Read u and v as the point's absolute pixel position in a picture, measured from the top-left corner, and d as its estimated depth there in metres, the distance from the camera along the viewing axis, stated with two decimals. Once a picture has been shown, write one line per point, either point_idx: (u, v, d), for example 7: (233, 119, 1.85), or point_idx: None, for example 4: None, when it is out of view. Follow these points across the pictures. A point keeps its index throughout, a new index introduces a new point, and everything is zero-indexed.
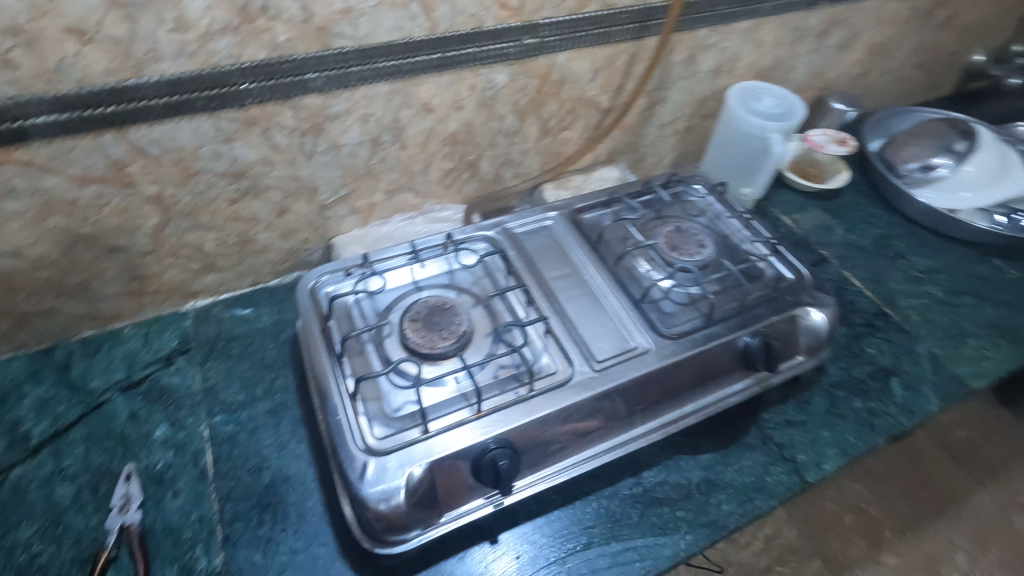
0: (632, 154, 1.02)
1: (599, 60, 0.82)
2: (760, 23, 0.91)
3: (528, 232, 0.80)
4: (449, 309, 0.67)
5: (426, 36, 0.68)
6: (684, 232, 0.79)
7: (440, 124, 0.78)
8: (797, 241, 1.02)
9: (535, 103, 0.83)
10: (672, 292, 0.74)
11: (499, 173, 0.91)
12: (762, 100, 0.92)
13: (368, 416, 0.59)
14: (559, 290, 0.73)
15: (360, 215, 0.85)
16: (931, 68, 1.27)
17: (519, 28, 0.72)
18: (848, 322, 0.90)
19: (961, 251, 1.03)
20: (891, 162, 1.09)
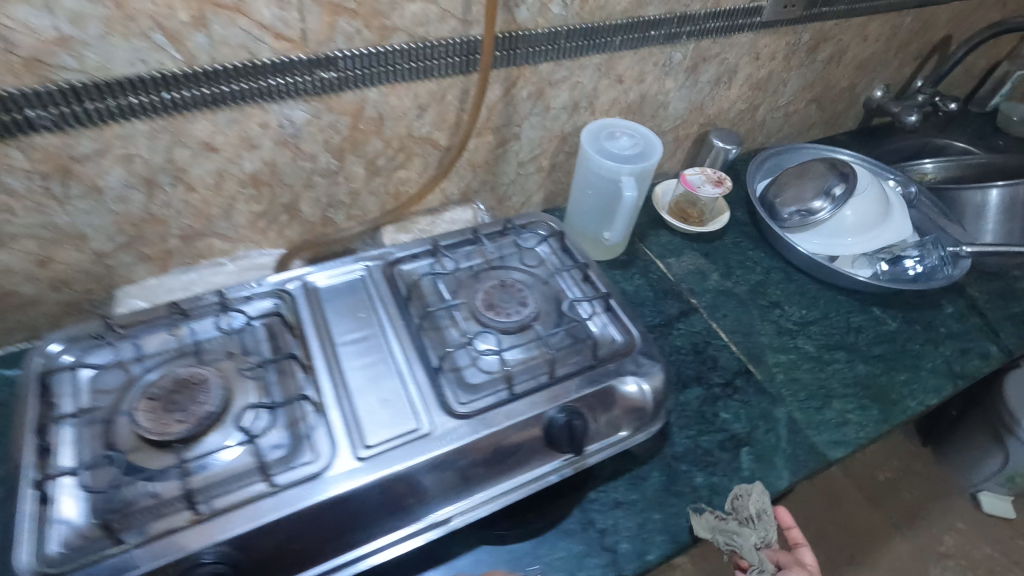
0: (491, 193, 0.95)
1: (422, 95, 0.74)
2: (615, 57, 0.85)
3: (333, 286, 0.71)
4: (199, 385, 0.58)
5: (183, 69, 0.59)
6: (507, 289, 0.71)
7: (232, 165, 0.69)
8: (666, 289, 0.95)
9: (353, 142, 0.75)
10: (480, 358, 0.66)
11: (326, 215, 0.82)
12: (618, 139, 0.85)
13: (60, 525, 0.50)
14: (348, 358, 0.64)
15: (154, 263, 0.75)
16: (827, 104, 1.22)
17: (307, 62, 0.64)
18: (705, 382, 0.83)
19: (839, 300, 0.97)
20: (773, 204, 1.03)
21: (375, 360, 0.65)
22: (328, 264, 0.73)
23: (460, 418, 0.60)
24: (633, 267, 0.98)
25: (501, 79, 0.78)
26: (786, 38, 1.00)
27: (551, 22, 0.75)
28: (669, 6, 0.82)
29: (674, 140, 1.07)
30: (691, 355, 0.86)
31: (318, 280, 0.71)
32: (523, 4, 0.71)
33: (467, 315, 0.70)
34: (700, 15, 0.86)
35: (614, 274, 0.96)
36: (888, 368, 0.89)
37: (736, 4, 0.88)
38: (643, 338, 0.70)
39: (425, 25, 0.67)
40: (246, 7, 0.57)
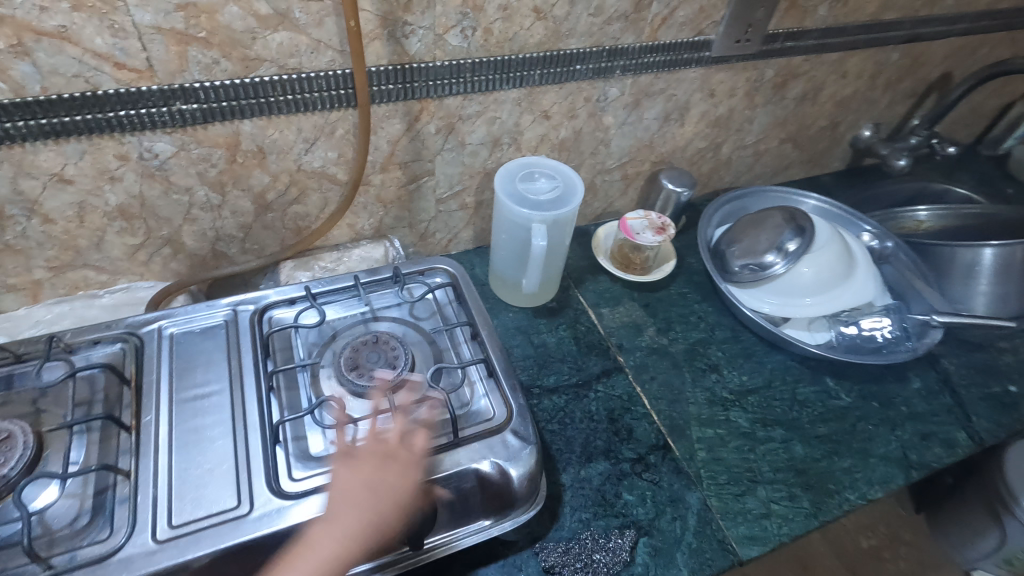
0: (409, 229, 0.89)
1: (307, 129, 0.69)
2: (536, 92, 0.77)
3: (193, 332, 0.66)
4: (1, 444, 0.53)
5: (11, 99, 0.54)
6: (379, 347, 0.65)
7: (93, 197, 0.65)
8: (593, 343, 0.87)
9: (233, 175, 0.70)
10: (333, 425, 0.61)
11: (216, 249, 0.77)
12: (535, 180, 0.78)
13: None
14: (183, 416, 0.58)
15: (23, 293, 0.71)
16: (804, 143, 1.12)
17: (160, 92, 0.59)
18: (614, 456, 0.74)
19: (789, 366, 0.88)
20: (723, 255, 0.94)
21: (213, 420, 0.59)
22: (193, 307, 0.67)
23: (285, 498, 0.53)
24: (561, 316, 0.90)
25: (400, 112, 0.72)
26: (745, 73, 0.91)
27: (451, 54, 0.69)
28: (594, 39, 0.75)
29: (622, 178, 0.98)
30: (605, 422, 0.78)
31: (177, 325, 0.66)
32: (414, 34, 0.65)
33: (330, 376, 0.64)
34: (635, 49, 0.78)
35: (537, 323, 0.88)
36: (830, 451, 0.78)
37: (678, 38, 0.80)
38: (521, 413, 0.62)
39: (296, 56, 0.62)
40: (74, 34, 0.53)
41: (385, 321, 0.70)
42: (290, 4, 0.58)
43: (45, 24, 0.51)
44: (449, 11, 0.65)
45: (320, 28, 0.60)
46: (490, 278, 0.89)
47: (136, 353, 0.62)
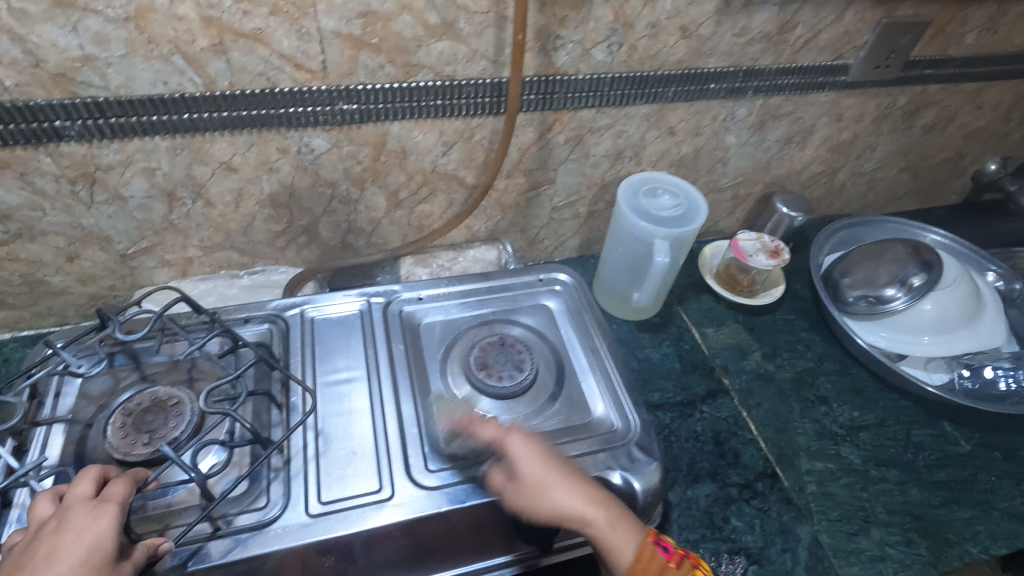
0: (520, 235, 0.91)
1: (448, 133, 0.71)
2: (666, 108, 0.78)
3: (331, 319, 0.70)
4: (173, 409, 0.58)
5: (202, 92, 0.59)
6: (505, 349, 0.67)
7: (251, 185, 0.70)
8: (697, 363, 0.86)
9: (374, 173, 0.73)
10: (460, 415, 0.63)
11: (345, 241, 0.81)
12: (658, 197, 0.78)
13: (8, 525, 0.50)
14: (327, 399, 0.62)
15: (175, 268, 0.77)
16: (924, 174, 1.08)
17: (327, 93, 0.63)
18: (721, 479, 0.74)
19: (903, 406, 0.84)
20: (838, 285, 0.91)
21: (355, 406, 0.62)
22: (332, 295, 0.71)
23: (425, 488, 0.56)
24: (664, 332, 0.90)
25: (535, 122, 0.74)
26: (878, 99, 0.88)
27: (593, 68, 0.70)
28: (733, 59, 0.74)
29: (733, 198, 0.97)
30: (710, 444, 0.77)
31: (317, 311, 0.70)
32: (562, 48, 0.66)
33: (459, 376, 0.66)
34: (771, 70, 0.77)
35: (641, 338, 0.88)
36: (949, 499, 0.75)
37: (816, 61, 0.78)
38: (644, 428, 0.63)
39: (453, 64, 0.64)
40: (266, 36, 0.57)
41: (506, 324, 0.72)
42: (457, 15, 0.60)
43: (244, 26, 0.55)
44: (600, 27, 0.66)
45: (479, 38, 0.63)
46: (595, 287, 0.90)
47: (282, 335, 0.67)
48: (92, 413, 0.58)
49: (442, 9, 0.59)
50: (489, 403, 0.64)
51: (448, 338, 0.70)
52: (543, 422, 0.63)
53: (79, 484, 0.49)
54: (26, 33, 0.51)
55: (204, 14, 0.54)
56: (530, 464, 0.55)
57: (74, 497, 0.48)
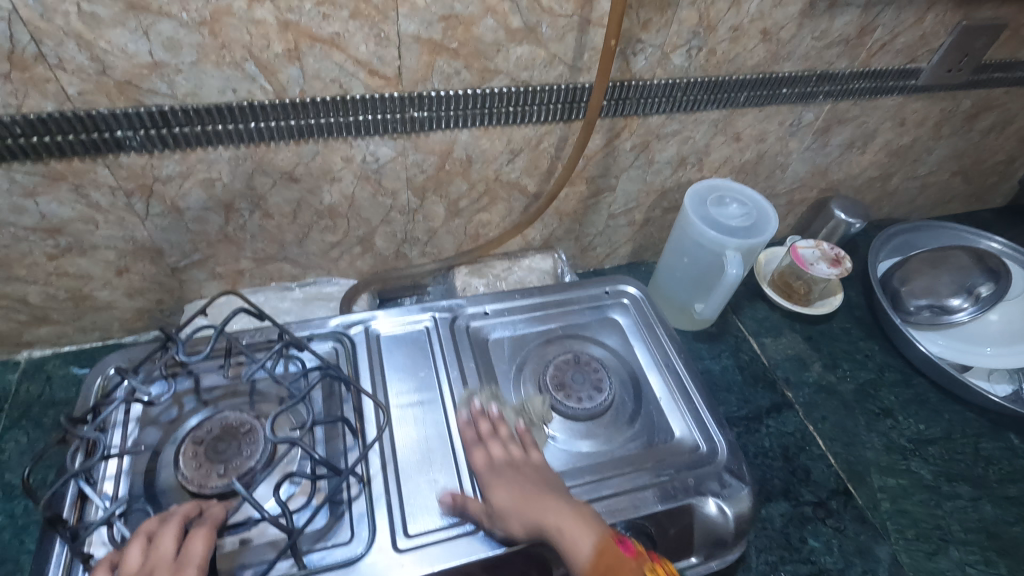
0: (574, 242, 0.88)
1: (516, 141, 0.68)
2: (736, 113, 0.75)
3: (395, 336, 0.66)
4: (245, 436, 0.55)
5: (271, 100, 0.56)
6: (581, 367, 0.65)
7: (311, 195, 0.66)
8: (758, 375, 0.84)
9: (437, 182, 0.70)
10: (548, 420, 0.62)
11: (400, 251, 0.78)
12: (727, 206, 0.76)
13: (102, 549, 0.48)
14: (402, 422, 0.59)
15: (225, 281, 0.74)
16: (975, 178, 1.06)
17: (399, 100, 0.59)
18: (794, 497, 0.72)
19: (969, 418, 0.83)
20: (897, 293, 0.89)
21: (431, 429, 0.59)
22: (395, 310, 0.68)
23: None
24: (722, 343, 0.87)
25: (604, 128, 0.71)
26: (943, 103, 0.85)
27: (669, 73, 0.67)
28: (809, 63, 0.72)
29: (788, 203, 0.95)
30: (780, 461, 0.75)
31: (382, 327, 0.67)
32: (641, 52, 0.64)
33: (533, 395, 0.64)
34: (844, 74, 0.75)
35: (699, 348, 0.86)
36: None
37: (889, 65, 0.76)
38: (731, 450, 0.61)
39: (530, 69, 0.61)
40: (343, 42, 0.53)
41: (576, 340, 0.69)
42: (541, 18, 0.57)
43: (322, 31, 0.52)
44: (682, 30, 0.63)
45: (560, 43, 0.59)
46: (651, 294, 0.87)
47: (349, 354, 0.64)
48: (159, 439, 0.55)
49: (526, 12, 0.56)
50: (568, 424, 0.62)
51: (518, 355, 0.68)
52: (625, 444, 0.61)
53: (163, 538, 0.46)
54: (95, 38, 0.47)
55: (282, 18, 0.50)
56: (503, 492, 0.53)
57: (157, 557, 0.45)
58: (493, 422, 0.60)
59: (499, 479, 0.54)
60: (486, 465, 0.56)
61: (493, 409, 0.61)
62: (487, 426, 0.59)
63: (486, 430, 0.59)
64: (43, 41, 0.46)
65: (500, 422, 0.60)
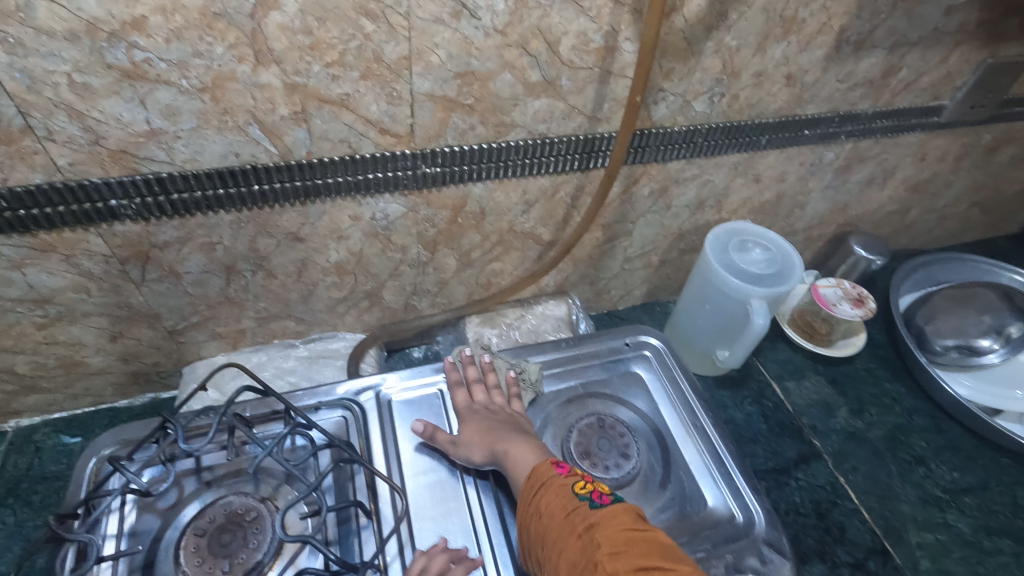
0: (589, 286, 0.84)
1: (531, 192, 0.65)
2: (757, 156, 0.72)
3: (409, 401, 0.63)
4: (252, 525, 0.51)
5: (276, 162, 0.52)
6: (607, 433, 0.63)
7: (317, 254, 0.63)
8: (783, 423, 0.81)
9: (448, 235, 0.67)
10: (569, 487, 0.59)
11: (409, 303, 0.75)
12: (749, 251, 0.72)
13: None
14: (419, 501, 0.56)
15: (226, 341, 0.70)
16: (992, 207, 1.04)
17: (411, 156, 0.56)
18: (830, 559, 0.68)
19: (1005, 466, 0.79)
20: (922, 331, 0.86)
21: (452, 507, 0.56)
22: (407, 372, 0.65)
23: None
24: (744, 389, 0.84)
25: (622, 175, 0.68)
26: (964, 138, 0.83)
27: (691, 120, 0.64)
28: (833, 104, 0.69)
29: (806, 239, 0.92)
30: (813, 518, 0.71)
31: (393, 391, 0.63)
32: (663, 100, 0.61)
33: (557, 462, 0.61)
34: (867, 114, 0.72)
35: (721, 396, 0.83)
36: None
37: (913, 103, 0.73)
38: (769, 521, 0.58)
39: (548, 121, 0.58)
40: (353, 102, 0.50)
41: (598, 399, 0.66)
42: (561, 71, 0.54)
43: (331, 92, 0.49)
44: (706, 78, 0.60)
45: (579, 95, 0.57)
46: (671, 339, 0.83)
47: (360, 424, 0.60)
48: (159, 527, 0.51)
49: (545, 66, 0.53)
50: None
51: (537, 416, 0.65)
52: (656, 516, 0.58)
53: None
54: (88, 108, 0.44)
55: (289, 81, 0.47)
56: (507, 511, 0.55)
57: None
58: (483, 370, 0.65)
59: (472, 415, 0.60)
60: (466, 404, 0.61)
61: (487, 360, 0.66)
62: (475, 372, 0.64)
63: (473, 375, 0.64)
64: (31, 113, 0.43)
65: (489, 370, 0.65)
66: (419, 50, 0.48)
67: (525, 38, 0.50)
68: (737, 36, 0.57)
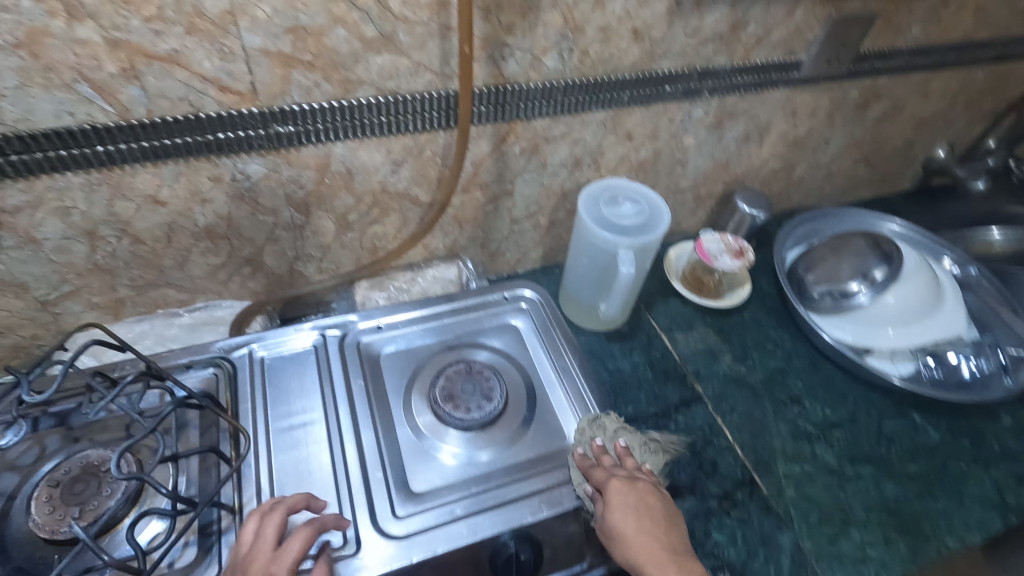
0: (481, 249, 0.86)
1: (396, 151, 0.67)
2: (621, 113, 0.75)
3: (282, 357, 0.64)
4: (106, 474, 0.52)
5: (116, 122, 0.53)
6: (473, 378, 0.64)
7: (183, 218, 0.64)
8: (668, 371, 0.84)
9: (319, 196, 0.68)
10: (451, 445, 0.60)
11: (294, 268, 0.76)
12: (620, 205, 0.76)
13: None
14: (281, 446, 0.58)
15: (105, 311, 0.70)
16: (878, 163, 1.08)
17: (259, 115, 0.58)
18: (700, 491, 0.71)
19: (873, 399, 0.84)
20: (802, 280, 0.91)
21: (313, 452, 0.58)
22: (282, 329, 0.66)
23: (393, 538, 0.53)
24: (634, 341, 0.87)
25: (488, 134, 0.70)
26: (831, 94, 0.88)
27: (545, 76, 0.67)
28: (687, 59, 0.73)
29: (695, 198, 0.96)
30: (688, 455, 0.75)
31: (267, 348, 0.65)
32: (511, 56, 0.63)
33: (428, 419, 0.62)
34: (725, 70, 0.76)
35: (611, 348, 0.86)
36: (924, 491, 0.75)
37: (769, 58, 0.78)
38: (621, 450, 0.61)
39: (395, 78, 0.60)
40: (184, 58, 0.51)
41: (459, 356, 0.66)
42: (396, 26, 0.56)
43: (157, 48, 0.50)
44: (549, 33, 0.63)
45: (422, 50, 0.59)
46: (561, 298, 0.87)
47: (230, 380, 0.61)
48: (15, 484, 0.52)
49: (378, 20, 0.55)
50: (465, 440, 0.61)
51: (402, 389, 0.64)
52: (517, 453, 0.61)
53: None
54: None
55: (109, 37, 0.48)
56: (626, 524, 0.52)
57: None
58: (372, 381, 0.65)
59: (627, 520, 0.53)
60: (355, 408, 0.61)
61: (367, 360, 0.66)
62: (352, 366, 0.65)
63: (351, 370, 0.64)
64: None
65: (370, 374, 0.65)
66: (241, 5, 0.50)
67: None
68: None
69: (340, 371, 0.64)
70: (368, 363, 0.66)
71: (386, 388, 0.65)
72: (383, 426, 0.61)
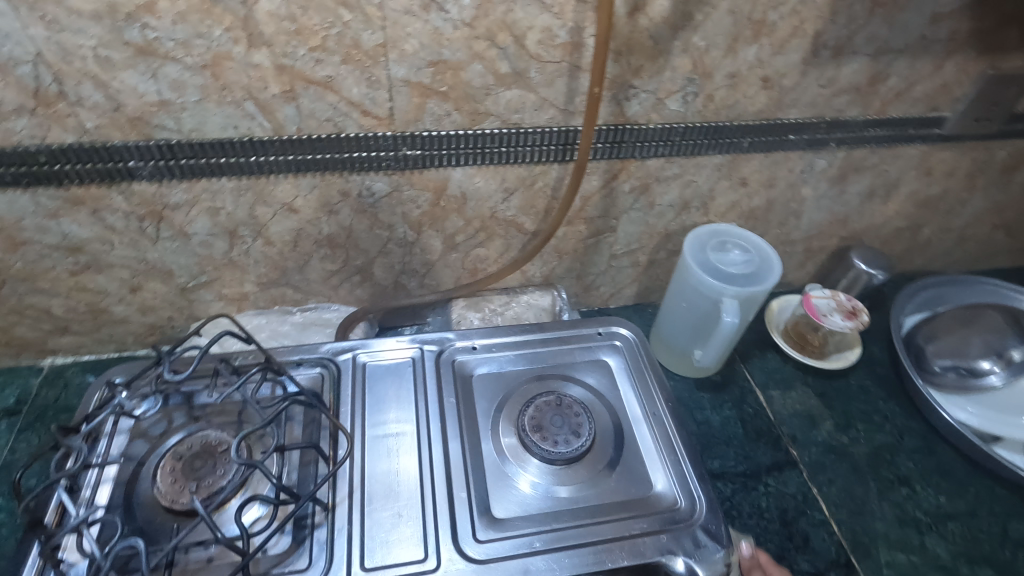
0: (576, 281, 0.87)
1: (510, 180, 0.69)
2: (739, 159, 0.73)
3: (381, 366, 0.67)
4: (221, 454, 0.56)
5: (270, 136, 0.59)
6: (562, 411, 0.64)
7: (310, 226, 0.69)
8: (760, 431, 0.80)
9: (432, 217, 0.72)
10: (535, 476, 0.60)
11: (398, 281, 0.80)
12: (728, 252, 0.74)
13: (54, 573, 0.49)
14: (374, 452, 0.60)
15: (231, 302, 0.77)
16: (1022, 231, 0.98)
17: (392, 138, 0.62)
18: (789, 566, 0.67)
19: (998, 495, 0.75)
20: (922, 351, 0.84)
21: (403, 463, 0.60)
22: (384, 339, 0.69)
23: (472, 561, 0.53)
24: (726, 393, 0.84)
25: (600, 170, 0.71)
26: (974, 154, 0.81)
27: (666, 118, 0.67)
28: (817, 110, 0.70)
29: (805, 251, 0.91)
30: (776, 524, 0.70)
31: (369, 355, 0.68)
32: (635, 97, 0.64)
33: (513, 446, 0.62)
34: (857, 122, 0.72)
35: (700, 398, 0.83)
36: None
37: (908, 113, 0.73)
38: (710, 509, 0.58)
39: (521, 112, 0.62)
40: (336, 84, 0.56)
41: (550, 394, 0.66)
42: (529, 64, 0.58)
43: (316, 74, 0.55)
44: (676, 76, 0.63)
45: (550, 87, 0.61)
46: (652, 340, 0.85)
47: (333, 382, 0.65)
48: (145, 452, 0.57)
49: (514, 58, 0.58)
50: (549, 473, 0.60)
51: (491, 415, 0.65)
52: (602, 493, 0.60)
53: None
54: (109, 79, 0.52)
55: (278, 62, 0.54)
56: None
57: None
58: (463, 401, 0.66)
59: None
60: (446, 425, 0.63)
61: (459, 378, 0.68)
62: (445, 382, 0.67)
63: (445, 387, 0.66)
64: (65, 80, 0.52)
65: (461, 392, 0.67)
66: (394, 39, 0.54)
67: (492, 32, 0.55)
68: (704, 36, 0.60)
69: (433, 387, 0.66)
70: (461, 381, 0.68)
71: (475, 408, 0.66)
72: (470, 446, 0.62)
